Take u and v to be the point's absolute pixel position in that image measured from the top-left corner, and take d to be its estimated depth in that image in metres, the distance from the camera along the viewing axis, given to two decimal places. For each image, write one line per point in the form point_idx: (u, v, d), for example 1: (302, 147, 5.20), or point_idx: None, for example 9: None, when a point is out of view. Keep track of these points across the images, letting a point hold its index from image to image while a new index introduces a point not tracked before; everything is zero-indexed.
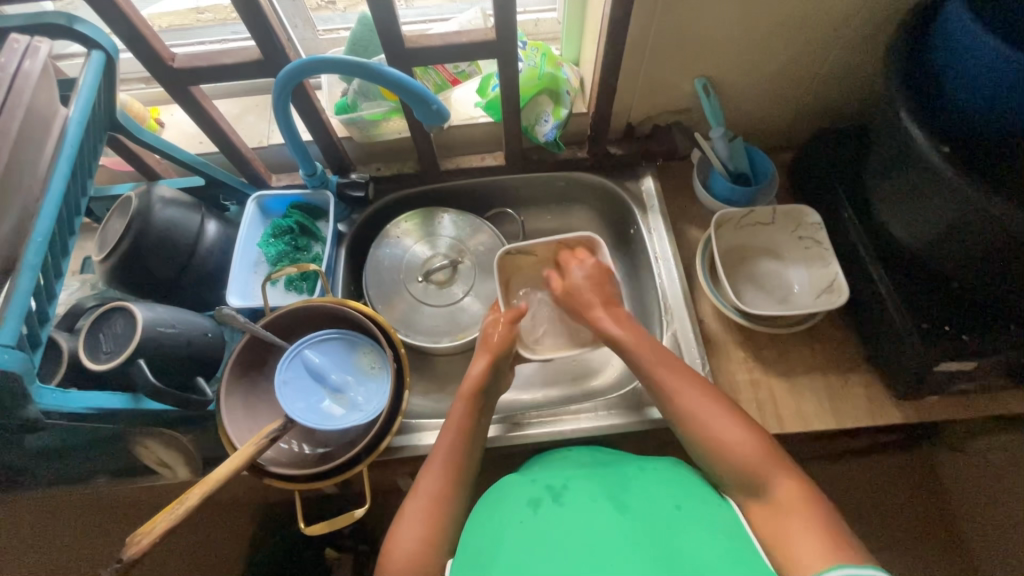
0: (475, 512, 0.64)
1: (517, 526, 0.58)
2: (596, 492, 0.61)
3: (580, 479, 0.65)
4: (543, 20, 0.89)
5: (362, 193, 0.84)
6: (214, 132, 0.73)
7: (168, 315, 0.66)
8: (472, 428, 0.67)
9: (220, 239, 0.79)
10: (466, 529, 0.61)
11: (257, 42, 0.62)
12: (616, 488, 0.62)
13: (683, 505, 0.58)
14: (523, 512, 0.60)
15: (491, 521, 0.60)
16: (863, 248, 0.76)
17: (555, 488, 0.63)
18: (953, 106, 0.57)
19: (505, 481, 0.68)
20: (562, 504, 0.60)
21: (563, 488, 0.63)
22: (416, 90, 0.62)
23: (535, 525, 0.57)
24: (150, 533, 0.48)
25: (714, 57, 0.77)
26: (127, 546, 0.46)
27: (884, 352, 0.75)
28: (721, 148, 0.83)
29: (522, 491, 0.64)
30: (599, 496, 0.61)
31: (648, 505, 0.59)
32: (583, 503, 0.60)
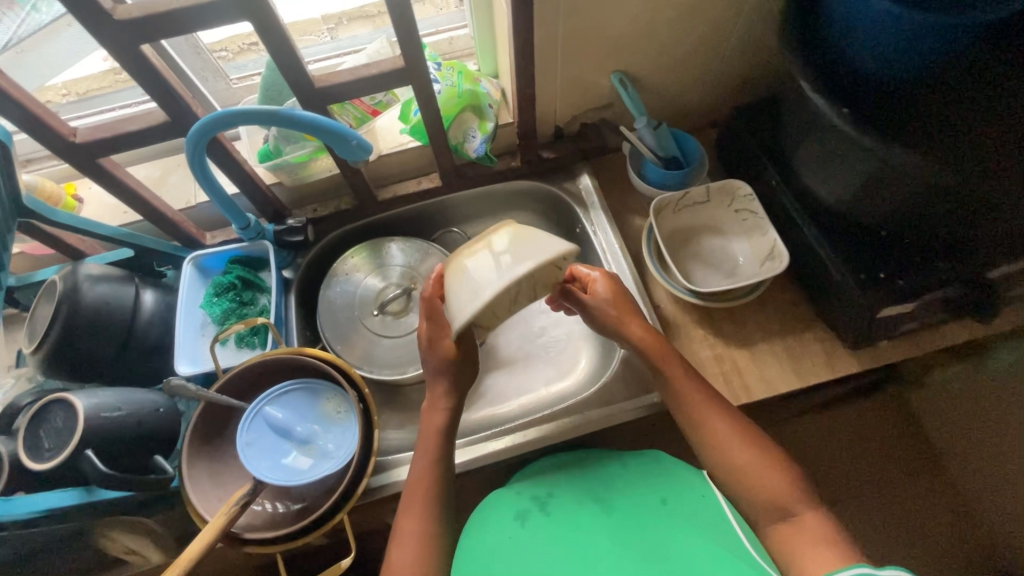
0: (470, 524, 0.69)
1: (509, 541, 0.62)
2: (582, 498, 0.66)
3: (563, 484, 0.69)
4: (457, 37, 0.89)
5: (301, 236, 0.83)
6: (134, 200, 0.71)
7: (112, 398, 0.62)
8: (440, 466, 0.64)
9: (160, 308, 0.76)
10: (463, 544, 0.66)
11: (159, 104, 0.60)
12: (603, 491, 0.67)
13: (668, 500, 0.63)
14: (511, 525, 0.64)
15: (485, 534, 0.65)
16: (795, 211, 0.79)
17: (541, 497, 0.67)
18: (849, 64, 0.60)
19: (495, 494, 0.71)
20: (549, 513, 0.65)
21: (550, 497, 0.67)
22: (332, 129, 0.61)
23: (522, 540, 0.61)
24: None
25: (625, 51, 0.79)
26: None
27: (832, 306, 0.78)
28: (648, 137, 0.85)
29: (510, 503, 0.67)
30: (586, 501, 0.66)
31: (636, 506, 0.64)
32: (570, 512, 0.64)
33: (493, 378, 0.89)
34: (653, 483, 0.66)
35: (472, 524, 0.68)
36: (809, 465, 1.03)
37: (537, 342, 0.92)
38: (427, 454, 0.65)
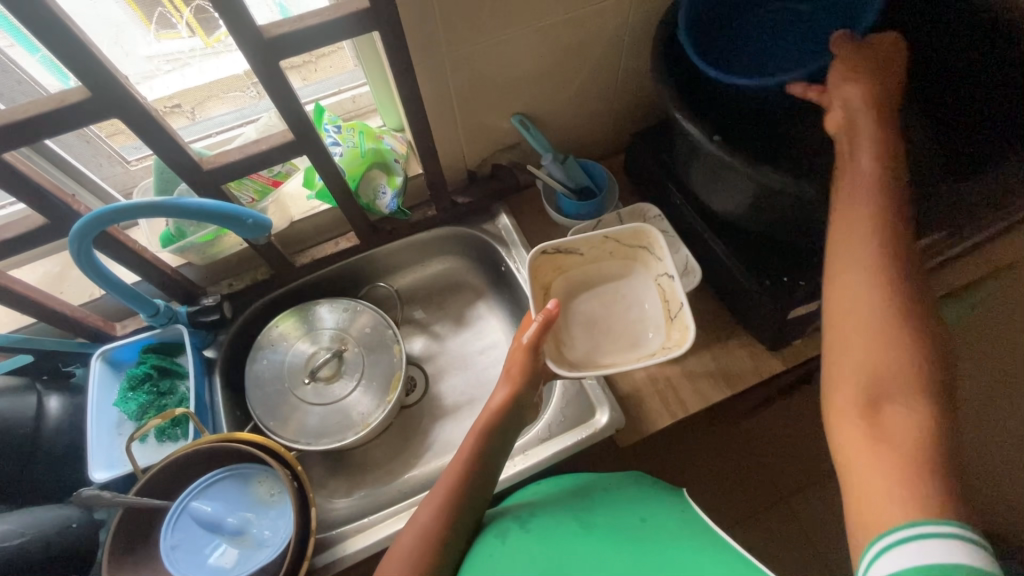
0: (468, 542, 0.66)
1: (490, 556, 0.61)
2: (564, 516, 0.66)
3: (546, 505, 0.69)
4: (359, 96, 0.90)
5: (216, 314, 0.80)
6: (23, 305, 0.67)
7: (16, 523, 0.59)
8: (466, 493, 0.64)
9: (68, 412, 0.72)
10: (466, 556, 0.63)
11: (34, 208, 0.58)
12: (584, 511, 0.67)
13: (647, 517, 0.65)
14: (492, 542, 0.63)
15: (471, 553, 0.63)
16: (701, 227, 0.83)
17: (523, 516, 0.67)
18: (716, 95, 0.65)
19: (490, 515, 0.70)
20: (529, 529, 0.64)
21: (530, 516, 0.67)
22: (225, 210, 0.61)
23: (503, 554, 0.60)
24: None
25: (519, 94, 0.82)
26: None
27: (747, 312, 0.82)
28: (556, 172, 0.88)
29: (494, 524, 0.67)
30: (568, 519, 0.66)
31: (615, 522, 0.64)
32: (551, 529, 0.64)
33: (440, 428, 0.88)
34: (630, 507, 0.67)
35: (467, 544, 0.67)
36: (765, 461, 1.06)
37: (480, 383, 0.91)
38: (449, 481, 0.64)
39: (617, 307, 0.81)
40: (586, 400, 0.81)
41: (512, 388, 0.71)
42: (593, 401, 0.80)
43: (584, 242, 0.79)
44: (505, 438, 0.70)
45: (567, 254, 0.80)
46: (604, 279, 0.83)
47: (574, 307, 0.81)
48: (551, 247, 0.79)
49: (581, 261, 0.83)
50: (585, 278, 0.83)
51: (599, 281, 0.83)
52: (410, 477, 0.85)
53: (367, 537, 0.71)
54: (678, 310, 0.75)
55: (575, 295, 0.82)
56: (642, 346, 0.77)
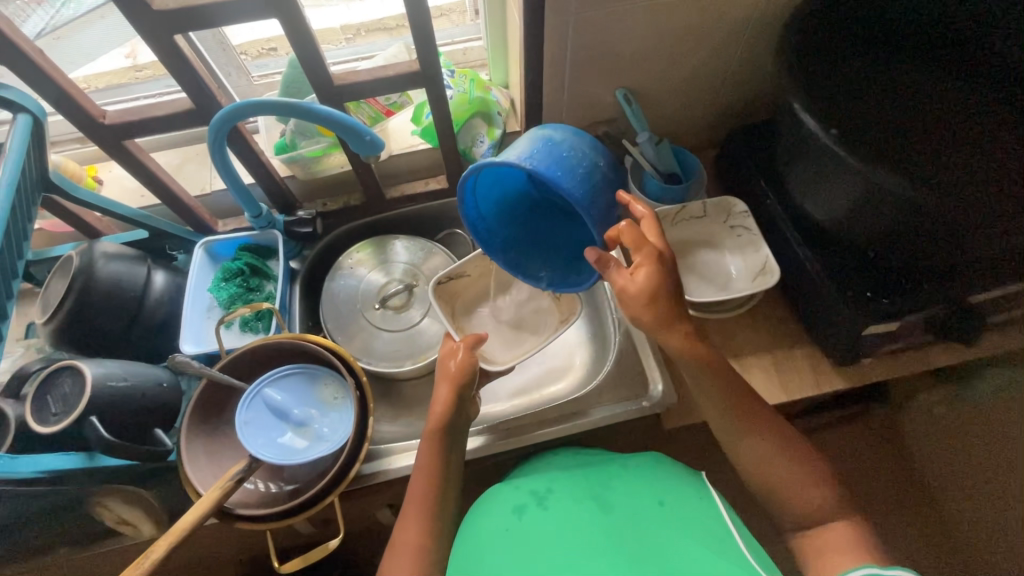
0: (466, 523, 0.69)
1: (506, 532, 0.63)
2: (582, 494, 0.67)
3: (562, 479, 0.70)
4: (471, 48, 0.94)
5: (309, 229, 0.85)
6: (153, 182, 0.74)
7: (120, 369, 0.64)
8: (445, 463, 0.68)
9: (169, 288, 0.78)
10: (461, 537, 0.67)
11: (187, 93, 0.64)
12: (598, 487, 0.68)
13: (666, 501, 0.65)
14: (509, 519, 0.65)
15: (481, 529, 0.65)
16: (788, 228, 0.82)
17: (540, 493, 0.69)
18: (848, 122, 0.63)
19: (494, 490, 0.72)
20: (547, 508, 0.66)
21: (548, 492, 0.68)
22: (349, 124, 0.65)
23: (520, 531, 0.63)
24: None
25: (630, 69, 0.83)
26: None
27: (820, 322, 0.81)
28: (649, 152, 0.88)
29: (508, 498, 0.69)
30: (584, 499, 0.66)
31: (630, 501, 0.65)
32: (568, 506, 0.65)
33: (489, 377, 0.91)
34: (652, 486, 0.67)
35: (472, 515, 0.70)
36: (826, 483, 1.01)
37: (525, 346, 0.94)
38: (423, 468, 0.67)
39: (507, 314, 0.87)
40: (640, 375, 0.81)
41: (452, 386, 0.71)
42: (647, 375, 0.80)
43: (470, 265, 0.83)
44: (456, 430, 0.70)
45: (457, 279, 0.84)
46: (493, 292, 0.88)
47: (469, 318, 0.85)
48: (445, 276, 0.82)
49: (470, 282, 0.86)
50: (475, 296, 0.87)
51: (488, 294, 0.87)
52: None
53: (412, 456, 0.75)
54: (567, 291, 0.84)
55: (470, 314, 0.86)
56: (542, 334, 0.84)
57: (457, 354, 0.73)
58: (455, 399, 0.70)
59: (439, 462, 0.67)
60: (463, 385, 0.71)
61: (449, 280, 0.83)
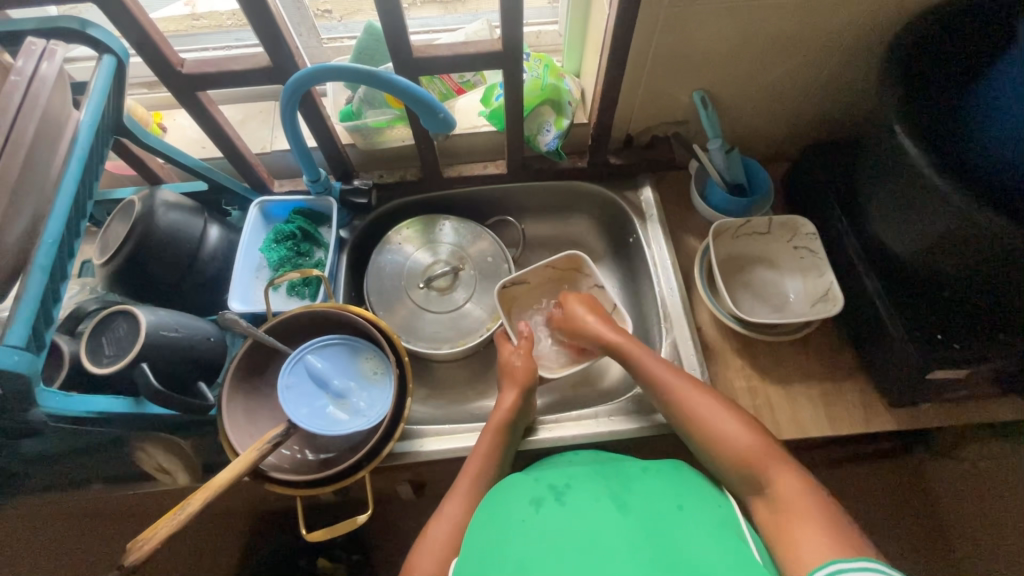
0: (482, 506, 0.62)
1: (519, 524, 0.56)
2: (600, 491, 0.60)
3: (583, 477, 0.63)
4: (545, 32, 0.91)
5: (365, 199, 0.85)
6: (218, 135, 0.73)
7: (172, 319, 0.65)
8: (499, 458, 0.70)
9: (222, 244, 0.78)
10: (471, 527, 0.60)
11: (266, 50, 0.63)
12: (619, 488, 0.61)
13: (684, 505, 0.58)
14: (525, 511, 0.58)
15: (495, 519, 0.58)
16: (857, 256, 0.78)
17: (558, 487, 0.62)
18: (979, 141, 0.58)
19: (512, 478, 0.66)
20: (565, 503, 0.58)
21: (566, 487, 0.61)
22: (423, 97, 0.63)
23: (537, 525, 0.55)
24: (154, 537, 0.48)
25: (712, 72, 0.79)
26: (130, 553, 0.47)
27: (878, 358, 0.77)
28: (719, 159, 0.85)
29: (525, 489, 0.62)
30: (604, 497, 0.59)
31: (650, 504, 0.57)
32: (588, 504, 0.58)
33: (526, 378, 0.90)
34: (674, 490, 0.60)
35: (486, 502, 0.63)
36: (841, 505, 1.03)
37: None
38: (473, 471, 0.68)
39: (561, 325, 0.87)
40: None
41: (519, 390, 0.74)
42: None
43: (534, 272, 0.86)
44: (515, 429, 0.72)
45: (518, 285, 0.87)
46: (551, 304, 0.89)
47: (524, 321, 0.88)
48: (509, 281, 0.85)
49: (527, 290, 0.89)
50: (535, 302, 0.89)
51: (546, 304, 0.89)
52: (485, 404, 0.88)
53: (443, 441, 0.75)
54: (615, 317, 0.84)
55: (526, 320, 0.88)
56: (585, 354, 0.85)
57: (521, 355, 0.78)
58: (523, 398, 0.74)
59: (487, 459, 0.69)
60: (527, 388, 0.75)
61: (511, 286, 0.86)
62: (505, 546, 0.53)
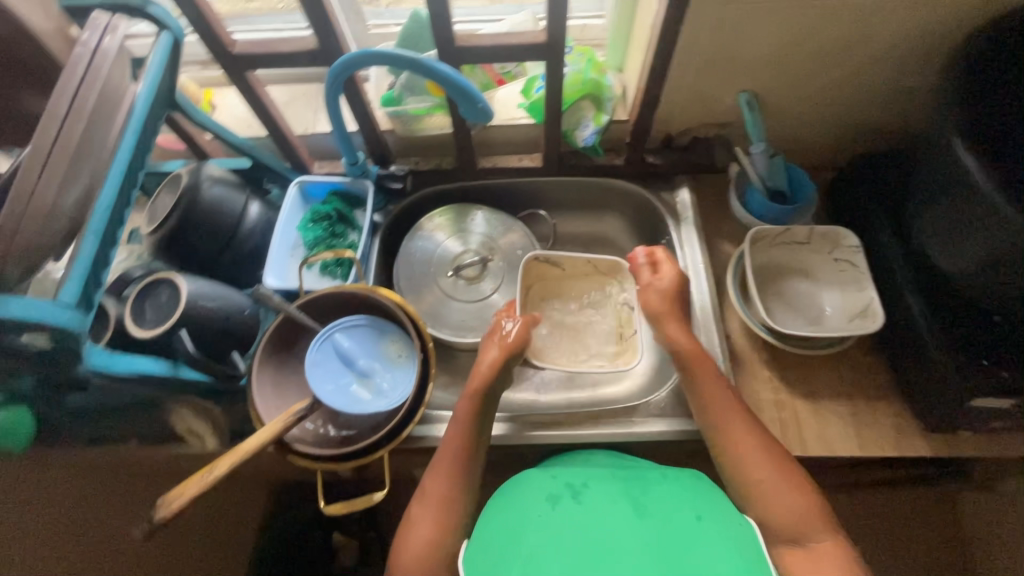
0: (496, 495, 0.64)
1: (534, 518, 0.58)
2: (617, 493, 0.61)
3: (600, 478, 0.64)
4: (590, 26, 0.90)
5: (401, 184, 0.87)
6: (265, 115, 0.75)
7: (211, 289, 0.67)
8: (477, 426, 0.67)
9: (262, 221, 0.80)
10: (483, 516, 0.62)
11: (315, 33, 0.64)
12: (636, 491, 0.61)
13: (703, 515, 0.57)
14: (542, 507, 0.59)
15: (510, 510, 0.60)
16: (900, 272, 0.75)
17: (575, 486, 0.63)
18: None
19: (530, 472, 0.67)
20: (581, 502, 0.60)
21: (583, 487, 0.62)
22: (464, 87, 0.63)
23: (549, 522, 0.57)
24: (183, 497, 0.53)
25: (761, 73, 0.77)
26: (159, 510, 0.52)
27: (916, 380, 0.74)
28: (760, 165, 0.82)
29: (541, 485, 0.63)
30: (620, 500, 0.60)
31: (667, 511, 0.58)
32: (602, 506, 0.59)
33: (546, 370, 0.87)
34: (691, 496, 0.60)
35: (503, 492, 0.64)
36: (863, 532, 1.00)
37: None
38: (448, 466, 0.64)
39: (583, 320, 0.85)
40: None
41: (500, 355, 0.71)
42: None
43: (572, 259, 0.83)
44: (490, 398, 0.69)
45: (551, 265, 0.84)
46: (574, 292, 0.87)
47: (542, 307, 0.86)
48: (543, 257, 0.83)
49: (559, 274, 0.86)
50: (558, 288, 0.87)
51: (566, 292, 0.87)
52: (508, 398, 0.86)
53: None
54: (632, 335, 0.82)
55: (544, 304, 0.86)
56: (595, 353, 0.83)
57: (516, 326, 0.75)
58: (501, 365, 0.71)
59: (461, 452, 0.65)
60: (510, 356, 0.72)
61: (543, 260, 0.83)
62: (517, 542, 0.55)
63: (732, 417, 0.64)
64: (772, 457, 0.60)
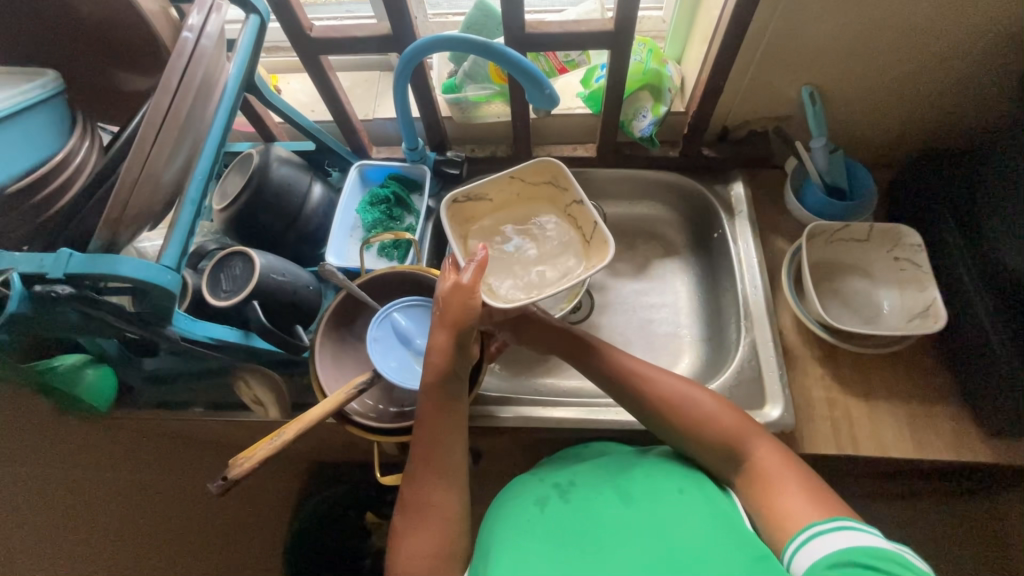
0: (493, 507, 0.65)
1: (524, 523, 0.58)
2: (604, 484, 0.61)
3: (585, 469, 0.65)
4: (650, 18, 0.90)
5: (456, 170, 0.88)
6: (332, 99, 0.78)
7: (280, 264, 0.70)
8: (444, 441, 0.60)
9: (324, 202, 0.83)
10: (481, 530, 0.62)
11: (389, 18, 0.66)
12: (620, 478, 0.62)
13: (685, 490, 0.58)
14: (529, 510, 0.60)
15: (499, 521, 0.60)
16: (967, 275, 0.74)
17: (563, 484, 0.64)
18: None
19: (520, 479, 0.68)
20: (569, 500, 0.60)
21: (571, 485, 0.63)
22: (532, 73, 0.64)
23: (538, 523, 0.58)
24: (253, 458, 0.53)
25: (827, 65, 0.75)
26: (232, 469, 0.51)
27: (979, 384, 0.72)
28: (820, 159, 0.81)
29: (531, 490, 0.64)
30: (605, 489, 0.61)
31: (652, 492, 0.58)
32: (588, 497, 0.60)
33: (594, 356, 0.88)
34: (675, 474, 0.60)
35: (497, 503, 0.65)
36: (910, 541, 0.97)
37: (651, 319, 0.88)
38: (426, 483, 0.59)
39: (538, 246, 0.76)
40: (758, 388, 0.76)
41: (450, 335, 0.60)
42: (766, 392, 0.75)
43: (491, 185, 0.74)
44: (448, 399, 0.61)
45: (477, 201, 0.75)
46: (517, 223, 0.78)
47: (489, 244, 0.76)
48: (460, 196, 0.74)
49: (491, 208, 0.77)
50: (495, 224, 0.78)
51: (515, 223, 0.78)
52: (556, 383, 0.87)
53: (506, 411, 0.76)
54: (593, 232, 0.71)
55: (488, 240, 0.76)
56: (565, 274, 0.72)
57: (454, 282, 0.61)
58: (455, 345, 0.60)
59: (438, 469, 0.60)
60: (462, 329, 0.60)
61: (464, 200, 0.74)
62: (509, 541, 0.56)
63: (685, 387, 0.63)
64: (699, 394, 0.62)
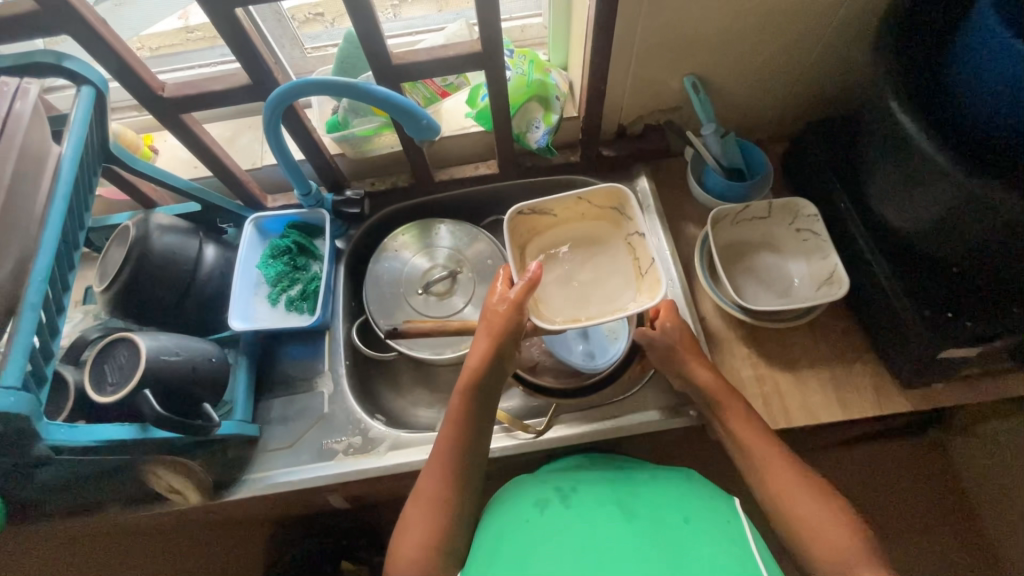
0: (493, 502, 0.64)
1: (524, 525, 0.57)
2: (605, 495, 0.60)
3: (588, 480, 0.63)
4: (529, 26, 0.89)
5: (357, 209, 0.85)
6: (207, 155, 0.73)
7: (171, 342, 0.65)
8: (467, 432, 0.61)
9: (220, 263, 0.78)
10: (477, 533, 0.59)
11: (244, 66, 0.62)
12: (623, 493, 0.61)
13: (691, 518, 0.56)
14: (530, 510, 0.59)
15: (499, 523, 0.59)
16: (861, 237, 0.76)
17: (564, 489, 0.62)
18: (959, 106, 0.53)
19: (515, 482, 0.66)
20: (570, 505, 0.59)
21: (572, 490, 0.62)
22: (404, 106, 0.62)
23: (539, 528, 0.56)
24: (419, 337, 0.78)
25: (701, 55, 0.77)
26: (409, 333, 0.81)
27: (889, 339, 0.75)
28: (714, 144, 0.82)
29: (533, 490, 0.63)
30: (607, 502, 0.59)
31: (654, 512, 0.57)
32: (590, 509, 0.58)
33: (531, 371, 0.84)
34: (676, 497, 0.59)
35: (496, 502, 0.63)
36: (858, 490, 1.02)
37: None
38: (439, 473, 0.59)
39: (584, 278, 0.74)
40: None
41: (492, 338, 0.63)
42: None
43: (557, 202, 0.72)
44: (484, 391, 0.63)
45: (540, 214, 0.74)
46: (574, 241, 0.76)
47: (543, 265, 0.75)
48: (528, 208, 0.72)
49: (553, 222, 0.76)
50: (553, 241, 0.76)
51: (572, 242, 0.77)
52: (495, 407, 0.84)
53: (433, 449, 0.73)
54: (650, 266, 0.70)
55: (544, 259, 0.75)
56: (612, 303, 0.71)
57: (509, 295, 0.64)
58: (495, 352, 0.62)
59: (447, 471, 0.59)
60: (508, 336, 0.63)
61: (529, 213, 0.72)
62: (510, 547, 0.54)
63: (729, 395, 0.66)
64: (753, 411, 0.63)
